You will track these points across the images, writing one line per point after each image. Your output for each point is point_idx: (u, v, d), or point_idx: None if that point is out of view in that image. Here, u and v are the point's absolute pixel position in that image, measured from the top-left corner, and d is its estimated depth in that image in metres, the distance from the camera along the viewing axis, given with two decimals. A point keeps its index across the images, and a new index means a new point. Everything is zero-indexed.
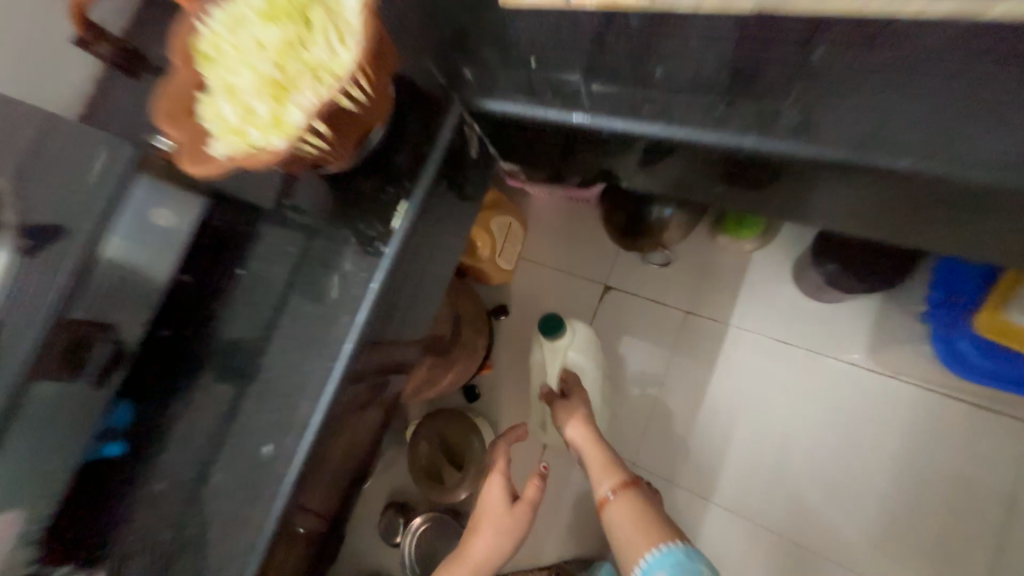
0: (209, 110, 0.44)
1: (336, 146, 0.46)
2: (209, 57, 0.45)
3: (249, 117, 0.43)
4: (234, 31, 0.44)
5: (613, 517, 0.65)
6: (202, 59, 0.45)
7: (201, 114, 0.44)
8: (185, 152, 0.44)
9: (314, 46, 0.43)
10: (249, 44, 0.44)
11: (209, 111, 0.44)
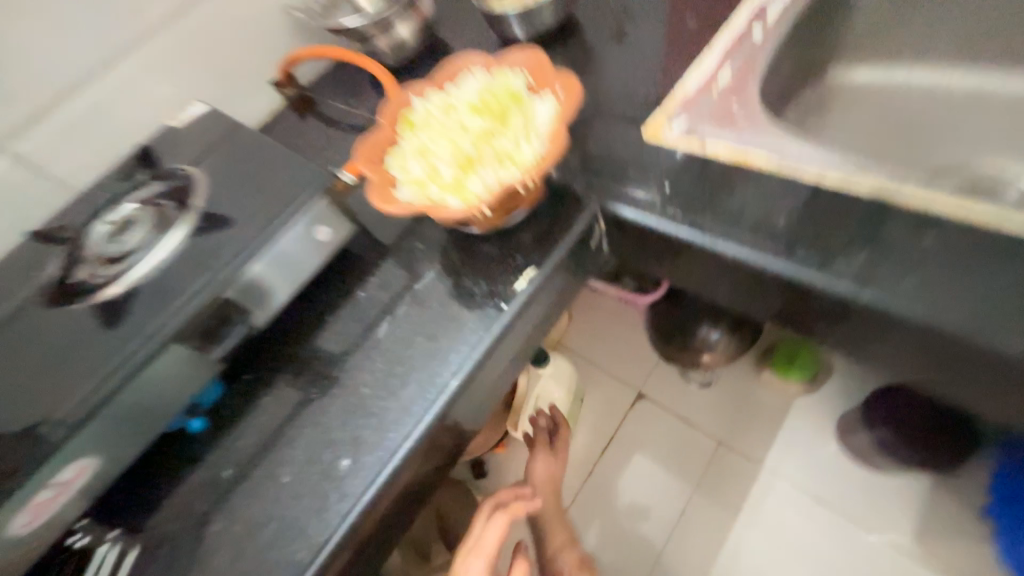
0: (398, 164, 0.45)
1: (496, 212, 0.42)
2: (415, 123, 0.46)
3: (433, 176, 0.43)
4: (445, 108, 0.47)
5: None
6: (407, 124, 0.47)
7: (392, 166, 0.44)
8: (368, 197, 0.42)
9: (503, 136, 0.43)
10: (450, 113, 0.46)
11: (402, 164, 0.44)
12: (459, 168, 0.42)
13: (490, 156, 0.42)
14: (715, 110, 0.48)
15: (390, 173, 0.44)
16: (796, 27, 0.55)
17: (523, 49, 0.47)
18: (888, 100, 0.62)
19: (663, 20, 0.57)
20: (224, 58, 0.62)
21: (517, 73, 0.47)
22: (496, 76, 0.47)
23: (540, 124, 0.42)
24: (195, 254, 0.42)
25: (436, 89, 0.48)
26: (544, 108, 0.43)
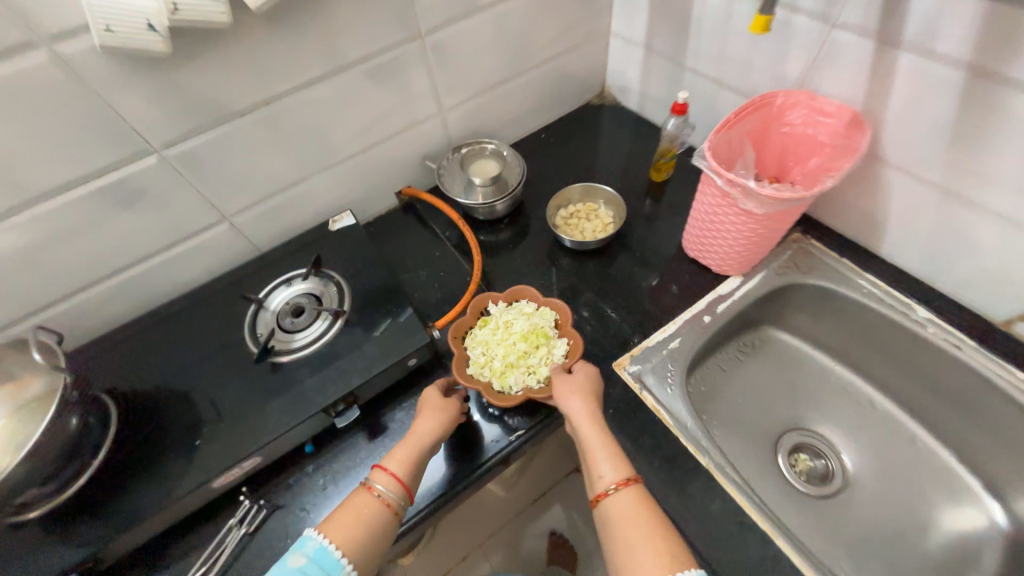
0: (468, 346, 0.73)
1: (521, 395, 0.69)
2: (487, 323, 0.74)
3: (488, 364, 0.71)
4: (508, 321, 0.74)
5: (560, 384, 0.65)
6: (480, 321, 0.75)
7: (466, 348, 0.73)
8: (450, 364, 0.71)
9: (536, 356, 0.70)
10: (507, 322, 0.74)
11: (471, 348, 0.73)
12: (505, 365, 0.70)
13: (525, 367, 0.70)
14: (659, 368, 0.73)
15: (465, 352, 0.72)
16: (744, 309, 0.81)
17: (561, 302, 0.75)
18: (799, 362, 0.89)
19: (661, 268, 0.84)
20: (376, 179, 0.91)
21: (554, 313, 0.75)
22: (541, 311, 0.75)
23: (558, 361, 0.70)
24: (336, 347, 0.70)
25: (503, 300, 0.77)
26: (563, 350, 0.71)
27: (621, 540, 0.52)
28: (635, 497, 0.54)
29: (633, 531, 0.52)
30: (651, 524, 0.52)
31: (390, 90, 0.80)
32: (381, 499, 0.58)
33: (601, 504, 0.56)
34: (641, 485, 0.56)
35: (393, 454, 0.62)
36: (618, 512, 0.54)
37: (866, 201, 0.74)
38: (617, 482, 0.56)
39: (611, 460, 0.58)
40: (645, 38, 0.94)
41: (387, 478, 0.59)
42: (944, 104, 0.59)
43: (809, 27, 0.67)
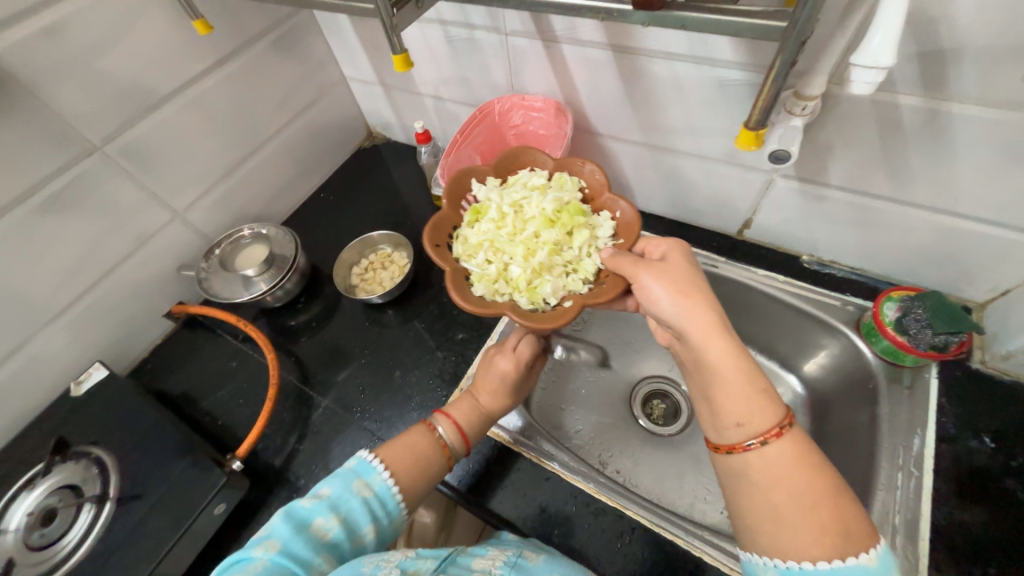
0: (473, 256, 0.62)
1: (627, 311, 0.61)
2: (484, 213, 0.65)
3: (502, 271, 0.61)
4: (521, 215, 0.63)
5: (656, 294, 0.52)
6: (475, 214, 0.65)
7: (464, 260, 0.62)
8: (449, 275, 0.58)
9: (570, 250, 0.62)
10: (516, 211, 0.64)
11: (475, 257, 0.62)
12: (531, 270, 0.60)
13: (560, 266, 0.61)
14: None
15: (465, 261, 0.61)
16: None
17: (579, 163, 0.65)
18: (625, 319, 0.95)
19: None
20: (128, 312, 0.78)
21: (574, 179, 0.66)
22: (559, 180, 0.65)
23: (602, 241, 0.62)
24: (115, 534, 0.58)
25: (497, 179, 0.68)
26: (608, 228, 0.62)
27: (767, 510, 0.42)
28: (790, 449, 0.43)
29: (781, 499, 0.41)
30: (808, 488, 0.41)
31: (88, 215, 0.68)
32: (439, 440, 0.59)
33: (733, 455, 0.46)
34: (795, 427, 0.45)
35: (456, 404, 0.63)
36: (763, 467, 0.43)
37: (606, 170, 0.83)
38: (761, 434, 0.44)
39: (748, 403, 0.46)
40: (376, 77, 0.93)
41: (452, 423, 0.61)
42: (611, 79, 0.67)
43: (490, 39, 0.71)
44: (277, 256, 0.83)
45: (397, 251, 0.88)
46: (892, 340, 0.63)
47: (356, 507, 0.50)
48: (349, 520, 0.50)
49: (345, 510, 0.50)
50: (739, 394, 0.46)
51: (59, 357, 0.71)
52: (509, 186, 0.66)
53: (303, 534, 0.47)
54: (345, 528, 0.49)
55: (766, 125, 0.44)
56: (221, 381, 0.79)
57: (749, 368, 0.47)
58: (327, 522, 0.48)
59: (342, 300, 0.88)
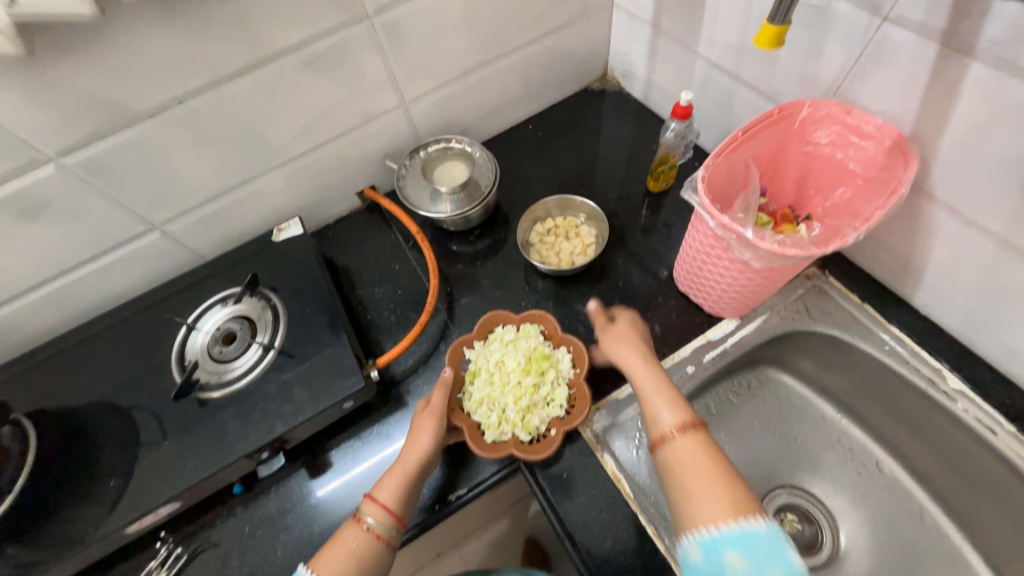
0: (477, 409, 0.61)
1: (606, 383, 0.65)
2: (474, 371, 0.64)
3: (505, 415, 0.60)
4: (500, 362, 0.63)
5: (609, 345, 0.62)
6: (467, 373, 0.64)
7: (471, 412, 0.61)
8: (469, 443, 0.58)
9: (547, 383, 0.62)
10: (498, 367, 0.63)
11: (477, 409, 0.61)
12: (521, 410, 0.61)
13: (546, 399, 0.62)
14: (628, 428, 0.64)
15: (473, 418, 0.61)
16: (738, 356, 0.70)
17: (543, 313, 0.66)
18: (804, 412, 0.76)
19: (647, 300, 0.73)
20: (333, 181, 0.81)
21: (539, 324, 0.66)
22: (524, 329, 0.66)
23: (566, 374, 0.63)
24: (266, 381, 0.64)
25: (478, 338, 0.66)
26: (568, 360, 0.63)
27: (684, 491, 0.46)
28: (697, 444, 0.48)
29: (691, 477, 0.46)
30: (713, 472, 0.46)
31: (336, 80, 0.68)
32: (370, 533, 0.51)
33: (656, 448, 0.50)
34: (705, 431, 0.49)
35: (383, 482, 0.54)
36: (674, 455, 0.48)
37: (901, 240, 0.60)
38: (674, 425, 0.49)
39: (664, 400, 0.52)
40: (652, 15, 0.77)
41: (378, 509, 0.52)
42: (1020, 138, 0.44)
43: (852, 19, 0.51)
44: (470, 180, 0.78)
45: (585, 226, 0.80)
46: None
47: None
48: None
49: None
50: (656, 392, 0.53)
51: (272, 200, 0.77)
52: (488, 342, 0.66)
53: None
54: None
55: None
56: (381, 277, 0.81)
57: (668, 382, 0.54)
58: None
59: (510, 249, 0.82)
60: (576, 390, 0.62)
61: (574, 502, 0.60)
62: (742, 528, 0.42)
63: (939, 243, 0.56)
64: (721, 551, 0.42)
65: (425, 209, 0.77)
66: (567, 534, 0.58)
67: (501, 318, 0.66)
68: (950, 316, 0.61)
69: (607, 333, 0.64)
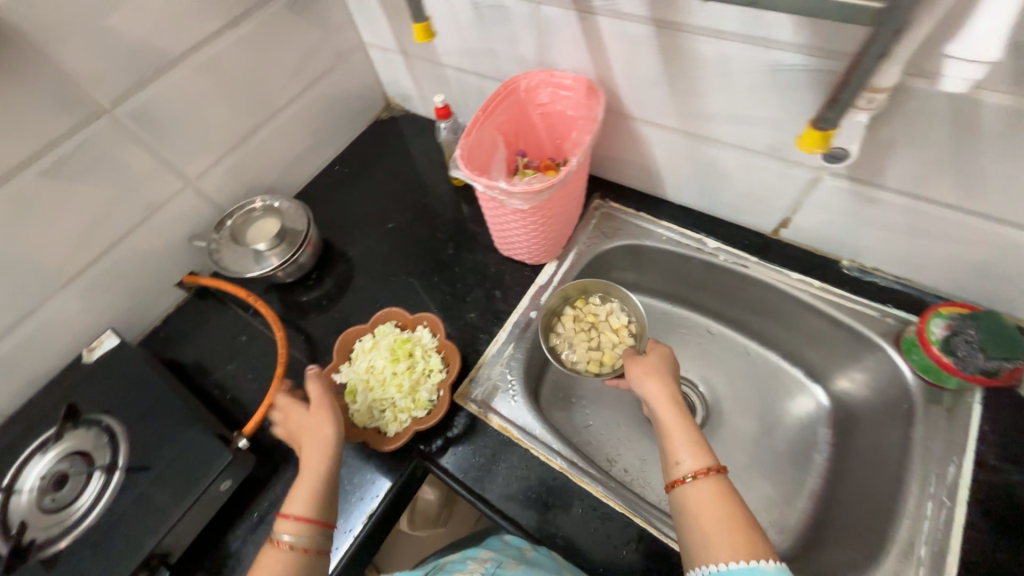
0: (373, 417, 0.63)
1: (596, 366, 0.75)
2: (353, 390, 0.64)
3: (396, 408, 0.63)
4: (370, 370, 0.65)
5: (638, 374, 0.61)
6: (347, 395, 0.64)
7: (366, 422, 0.63)
8: (376, 447, 0.61)
9: (419, 362, 0.65)
10: (371, 373, 0.65)
11: (371, 418, 0.63)
12: (408, 394, 0.64)
13: (427, 372, 0.65)
14: (501, 384, 0.72)
15: (372, 428, 0.63)
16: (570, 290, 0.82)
17: (386, 310, 0.69)
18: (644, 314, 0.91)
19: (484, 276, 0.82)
20: (141, 281, 0.78)
21: (389, 319, 0.69)
22: (378, 331, 0.68)
23: (432, 344, 0.67)
24: (120, 504, 0.59)
25: (341, 360, 0.67)
26: (428, 333, 0.68)
27: (695, 535, 0.47)
28: (716, 488, 0.49)
29: (708, 526, 0.47)
30: (722, 520, 0.46)
31: (98, 180, 0.66)
32: (296, 548, 0.50)
33: (675, 491, 0.51)
34: (724, 474, 0.50)
35: (294, 494, 0.54)
36: (694, 500, 0.49)
37: (636, 157, 0.77)
38: (694, 471, 0.50)
39: (688, 448, 0.52)
40: (397, 44, 0.88)
41: (295, 520, 0.51)
42: (650, 59, 0.61)
43: (520, 9, 0.66)
44: (287, 232, 0.81)
45: (603, 306, 0.78)
46: (935, 359, 0.57)
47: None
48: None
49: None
50: (690, 438, 0.53)
51: (71, 323, 0.71)
52: (354, 360, 0.67)
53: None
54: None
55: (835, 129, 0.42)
56: (231, 355, 0.79)
57: (689, 428, 0.54)
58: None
59: (355, 281, 0.86)
60: (448, 352, 0.66)
61: (476, 466, 0.66)
62: (751, 567, 0.43)
63: (657, 149, 0.74)
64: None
65: (251, 273, 0.77)
66: (478, 495, 0.64)
67: (354, 334, 0.68)
68: (692, 200, 0.79)
69: (637, 365, 0.62)
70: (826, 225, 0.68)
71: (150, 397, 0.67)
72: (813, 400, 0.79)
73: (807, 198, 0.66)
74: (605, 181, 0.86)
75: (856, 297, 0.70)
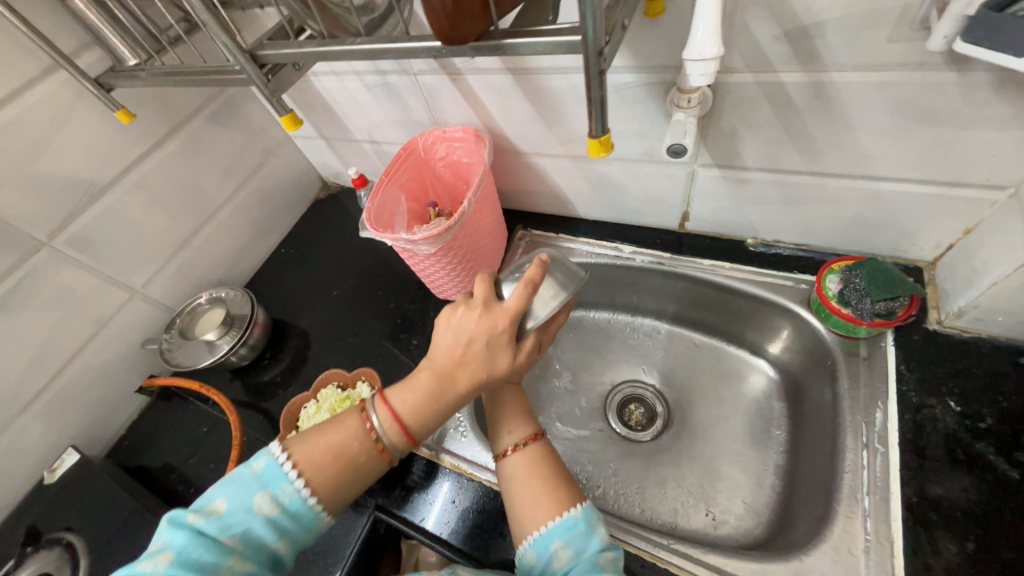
0: None
1: None
2: None
3: None
4: None
5: None
6: None
7: None
8: None
9: None
10: None
11: None
12: None
13: None
14: (451, 425, 0.74)
15: None
16: None
17: (325, 375, 0.73)
18: (590, 328, 0.94)
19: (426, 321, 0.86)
20: (101, 393, 0.81)
21: (331, 384, 0.72)
22: (321, 396, 0.71)
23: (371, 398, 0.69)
24: None
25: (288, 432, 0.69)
26: (366, 388, 0.70)
27: (516, 498, 0.56)
28: (532, 458, 0.58)
29: (529, 489, 0.56)
30: (546, 483, 0.56)
31: (45, 308, 0.71)
32: (375, 439, 0.53)
33: (503, 463, 0.60)
34: (540, 444, 0.60)
35: (400, 391, 0.54)
36: (519, 470, 0.58)
37: (541, 185, 0.84)
38: (517, 443, 0.60)
39: (512, 421, 0.62)
40: (315, 132, 0.97)
41: (390, 419, 0.53)
42: (518, 100, 0.68)
43: (402, 82, 0.74)
44: (234, 319, 0.85)
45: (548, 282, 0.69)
46: (837, 312, 0.61)
47: (260, 523, 0.49)
48: (251, 532, 0.49)
49: (241, 491, 0.50)
50: (515, 411, 0.63)
51: (32, 448, 0.73)
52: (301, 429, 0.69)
53: (205, 540, 0.47)
54: (246, 506, 0.49)
55: (609, 132, 0.39)
56: (194, 447, 0.81)
57: (520, 403, 0.64)
58: (227, 540, 0.48)
59: (307, 351, 0.89)
60: None
61: (435, 510, 0.67)
62: (564, 519, 0.52)
63: (556, 175, 0.80)
64: (550, 543, 0.51)
65: (204, 364, 0.81)
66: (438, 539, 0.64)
67: (297, 404, 0.70)
68: (602, 213, 0.85)
69: None
70: (718, 211, 0.73)
71: (111, 504, 0.69)
72: (763, 377, 0.80)
73: (691, 189, 0.71)
74: (525, 212, 0.92)
75: (767, 270, 0.74)
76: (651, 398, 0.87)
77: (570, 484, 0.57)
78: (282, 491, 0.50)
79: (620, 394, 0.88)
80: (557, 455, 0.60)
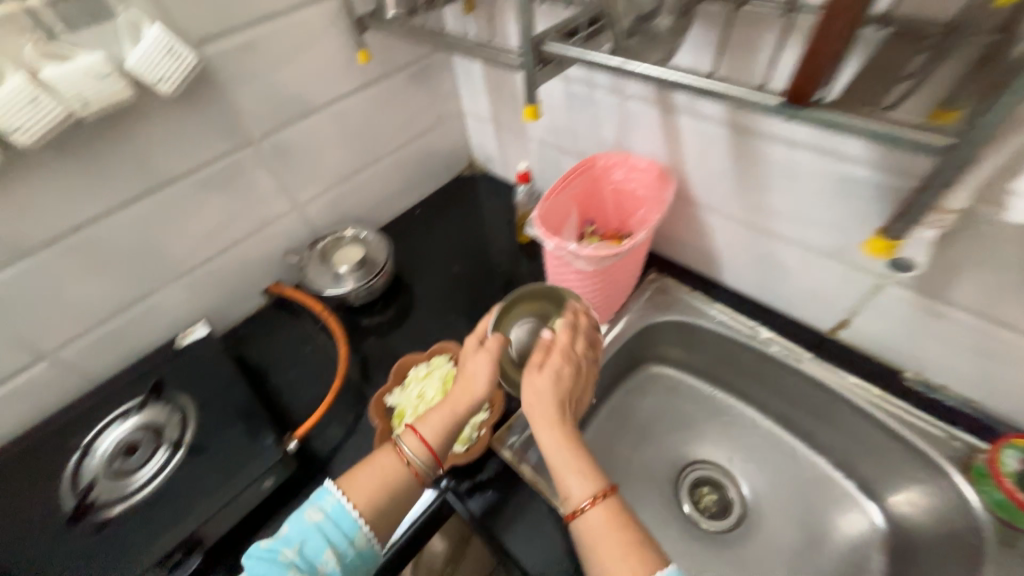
0: None
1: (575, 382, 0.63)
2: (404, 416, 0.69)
3: None
4: (421, 398, 0.69)
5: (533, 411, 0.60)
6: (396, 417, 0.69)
7: None
8: None
9: None
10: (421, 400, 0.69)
11: None
12: None
13: None
14: None
15: None
16: (616, 355, 0.84)
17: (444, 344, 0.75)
18: (686, 394, 0.90)
19: None
20: (238, 283, 0.88)
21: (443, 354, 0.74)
22: (434, 362, 0.73)
23: None
24: (185, 479, 0.64)
25: (396, 385, 0.71)
26: None
27: (595, 563, 0.50)
28: (607, 514, 0.52)
29: (606, 554, 0.50)
30: (625, 548, 0.49)
31: (231, 196, 0.79)
32: (406, 459, 0.57)
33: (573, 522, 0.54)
34: (613, 496, 0.54)
35: (428, 418, 0.58)
36: (591, 531, 0.52)
37: (697, 240, 0.82)
38: (588, 498, 0.53)
39: (577, 476, 0.55)
40: (490, 116, 1.01)
41: (418, 440, 0.57)
42: (721, 155, 0.67)
43: (607, 100, 0.75)
44: (366, 260, 0.90)
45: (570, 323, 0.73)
46: (1009, 494, 0.55)
47: (310, 534, 0.52)
48: (307, 544, 0.51)
49: (298, 510, 0.54)
50: (575, 462, 0.56)
51: (173, 310, 0.81)
52: (407, 386, 0.71)
53: (269, 559, 0.50)
54: (301, 522, 0.53)
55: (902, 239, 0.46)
56: (295, 361, 0.86)
57: (575, 449, 0.57)
58: (287, 555, 0.50)
59: (414, 312, 0.93)
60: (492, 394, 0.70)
61: (501, 515, 0.66)
62: None
63: (720, 235, 0.77)
64: None
65: (329, 291, 0.86)
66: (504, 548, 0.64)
67: (411, 361, 0.73)
68: (750, 288, 0.81)
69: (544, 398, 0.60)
70: (887, 331, 0.68)
71: (221, 385, 0.74)
72: (866, 519, 0.73)
73: (867, 300, 0.67)
74: (664, 257, 0.90)
75: (919, 412, 0.67)
76: (730, 488, 0.81)
77: (652, 545, 0.50)
78: (326, 502, 0.54)
79: (699, 472, 0.84)
80: (627, 504, 0.54)
